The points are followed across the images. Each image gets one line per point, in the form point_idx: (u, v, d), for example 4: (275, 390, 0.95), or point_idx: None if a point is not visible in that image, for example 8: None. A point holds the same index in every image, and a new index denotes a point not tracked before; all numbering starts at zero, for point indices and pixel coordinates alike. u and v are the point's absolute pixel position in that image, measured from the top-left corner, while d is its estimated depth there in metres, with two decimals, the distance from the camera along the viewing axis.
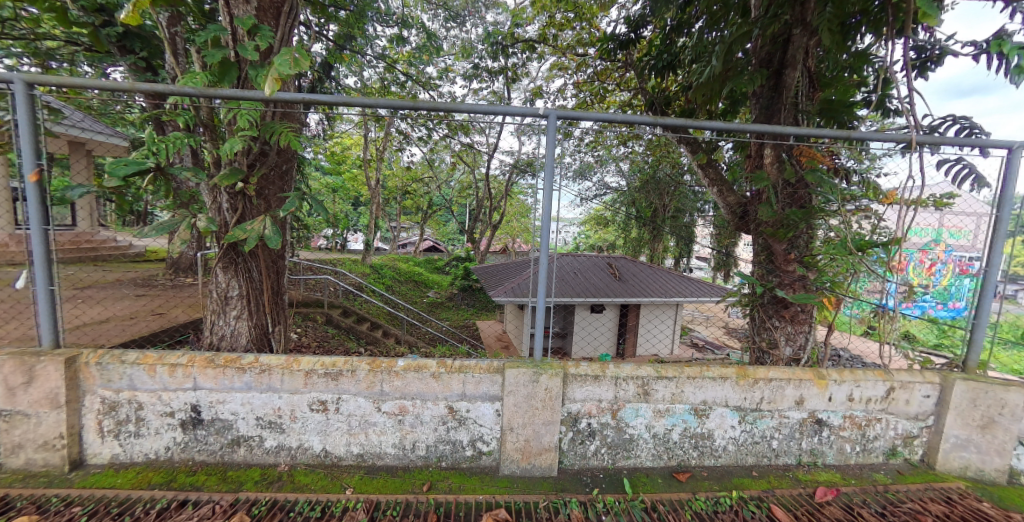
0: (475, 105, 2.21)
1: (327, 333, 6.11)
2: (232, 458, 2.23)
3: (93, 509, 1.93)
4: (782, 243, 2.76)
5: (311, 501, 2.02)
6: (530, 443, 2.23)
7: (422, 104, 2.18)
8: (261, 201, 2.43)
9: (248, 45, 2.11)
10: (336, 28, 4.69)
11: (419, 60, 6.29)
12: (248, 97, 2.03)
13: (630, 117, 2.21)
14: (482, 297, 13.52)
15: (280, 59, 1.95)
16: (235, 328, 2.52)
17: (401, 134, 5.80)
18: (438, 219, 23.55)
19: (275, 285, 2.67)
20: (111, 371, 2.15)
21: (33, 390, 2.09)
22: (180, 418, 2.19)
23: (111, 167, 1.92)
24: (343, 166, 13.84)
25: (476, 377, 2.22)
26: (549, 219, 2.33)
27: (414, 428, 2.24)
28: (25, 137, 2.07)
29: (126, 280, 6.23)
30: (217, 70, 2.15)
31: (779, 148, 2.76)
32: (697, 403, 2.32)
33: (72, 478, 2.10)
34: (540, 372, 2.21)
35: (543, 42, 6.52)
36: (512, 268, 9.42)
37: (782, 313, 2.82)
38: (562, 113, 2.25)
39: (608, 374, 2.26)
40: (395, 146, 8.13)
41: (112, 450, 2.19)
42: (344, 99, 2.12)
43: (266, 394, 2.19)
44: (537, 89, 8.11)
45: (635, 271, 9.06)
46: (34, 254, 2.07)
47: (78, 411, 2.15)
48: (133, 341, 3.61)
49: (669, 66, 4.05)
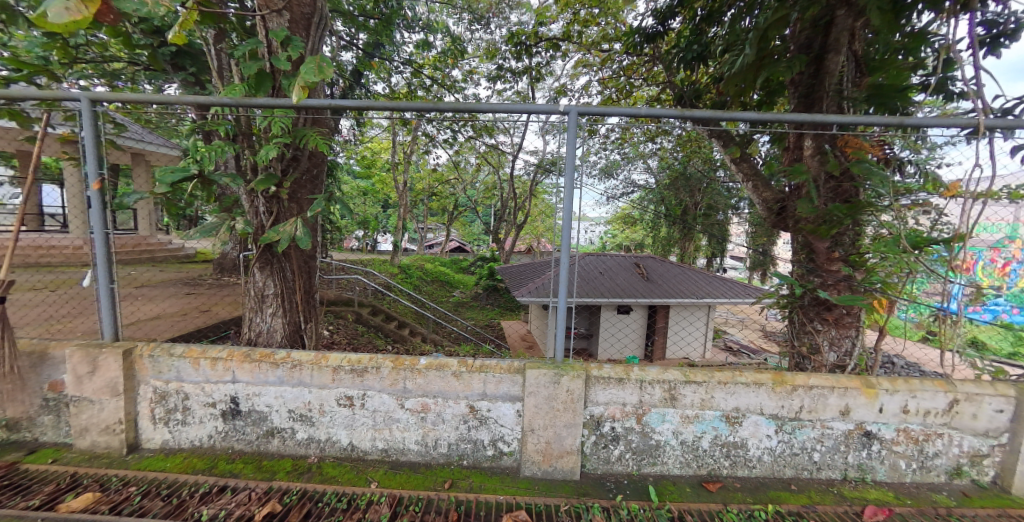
0: (494, 105, 2.25)
1: (357, 331, 6.29)
2: (267, 448, 2.35)
3: (146, 489, 2.08)
4: (824, 240, 2.66)
5: (339, 493, 2.11)
6: (550, 445, 2.25)
7: (443, 105, 2.23)
8: (293, 204, 2.55)
9: (282, 56, 2.22)
10: (365, 35, 4.85)
11: (445, 64, 6.38)
12: (281, 105, 2.15)
13: (659, 112, 2.21)
14: (507, 298, 13.56)
15: (305, 67, 2.02)
16: (270, 325, 2.65)
17: (427, 135, 5.87)
18: (463, 220, 23.78)
19: (307, 285, 2.79)
20: (161, 363, 2.31)
21: (96, 379, 2.26)
22: (221, 409, 2.32)
23: (159, 175, 2.06)
24: (372, 170, 14.21)
25: (497, 377, 2.27)
26: (569, 218, 2.35)
27: (435, 426, 2.31)
28: (88, 149, 2.25)
29: (177, 279, 6.62)
30: (253, 81, 2.28)
31: (820, 139, 2.63)
32: (729, 410, 2.28)
33: (128, 460, 2.27)
34: (561, 373, 2.23)
35: (568, 40, 6.47)
36: (537, 268, 9.39)
37: (825, 316, 2.73)
38: (583, 109, 2.25)
39: (633, 377, 2.26)
40: (421, 147, 8.28)
41: (163, 436, 2.35)
42: (362, 104, 2.18)
43: (297, 388, 2.30)
44: (561, 88, 8.05)
45: (662, 272, 8.91)
46: (96, 255, 2.25)
47: (134, 398, 2.32)
48: (181, 335, 3.81)
49: (699, 57, 3.96)
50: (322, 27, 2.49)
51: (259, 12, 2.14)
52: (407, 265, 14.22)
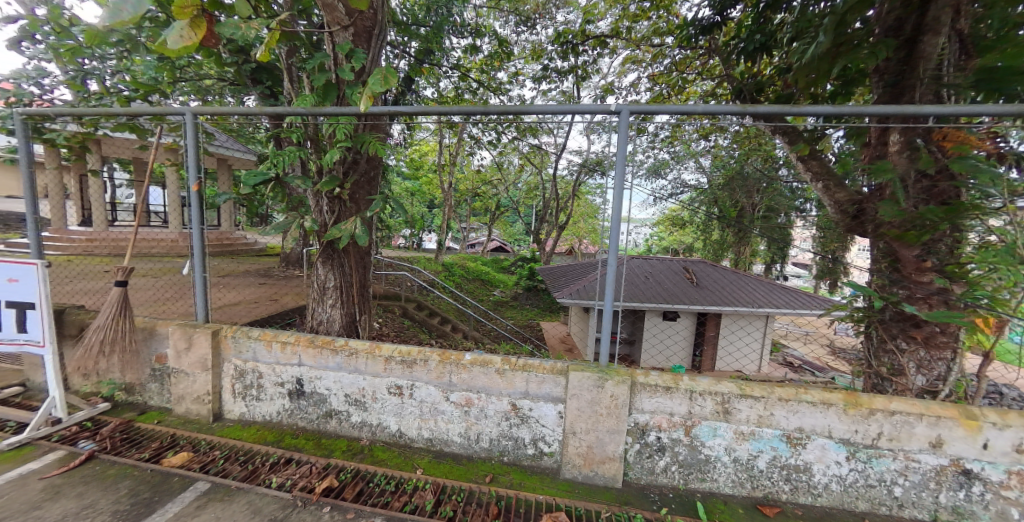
0: (543, 106, 2.29)
1: (404, 324, 6.57)
2: (325, 428, 2.54)
3: (227, 454, 2.34)
4: (913, 248, 2.40)
5: (388, 475, 2.25)
6: (592, 449, 2.27)
7: (493, 107, 2.32)
8: (353, 204, 2.76)
9: (346, 67, 2.40)
10: (417, 44, 5.05)
11: (491, 67, 6.50)
12: (346, 112, 2.31)
13: (716, 108, 2.16)
14: (548, 299, 13.53)
15: (373, 79, 2.16)
16: (330, 315, 2.88)
17: (473, 138, 5.97)
18: (505, 220, 24.00)
19: (362, 279, 3.00)
20: (241, 343, 2.57)
21: (190, 354, 2.57)
22: (288, 388, 2.55)
23: (244, 178, 2.32)
24: (420, 171, 14.72)
25: (540, 377, 2.31)
26: (617, 220, 2.35)
27: (478, 420, 2.39)
28: (189, 156, 2.55)
29: (249, 269, 7.26)
30: (321, 91, 2.49)
31: (911, 133, 2.39)
32: (791, 429, 2.18)
33: (214, 427, 2.57)
34: (606, 378, 2.23)
35: (616, 37, 6.35)
36: (581, 269, 9.25)
37: (911, 334, 2.47)
38: (635, 108, 2.24)
39: (682, 387, 2.22)
40: (467, 149, 8.46)
41: (240, 409, 2.62)
42: (420, 110, 2.30)
43: (353, 375, 2.47)
44: (609, 86, 7.91)
45: (713, 277, 8.53)
46: (194, 248, 2.56)
47: (219, 373, 2.60)
48: (255, 320, 4.12)
49: (762, 47, 3.73)
50: (381, 35, 2.61)
51: (328, 30, 2.31)
52: (451, 263, 14.58)
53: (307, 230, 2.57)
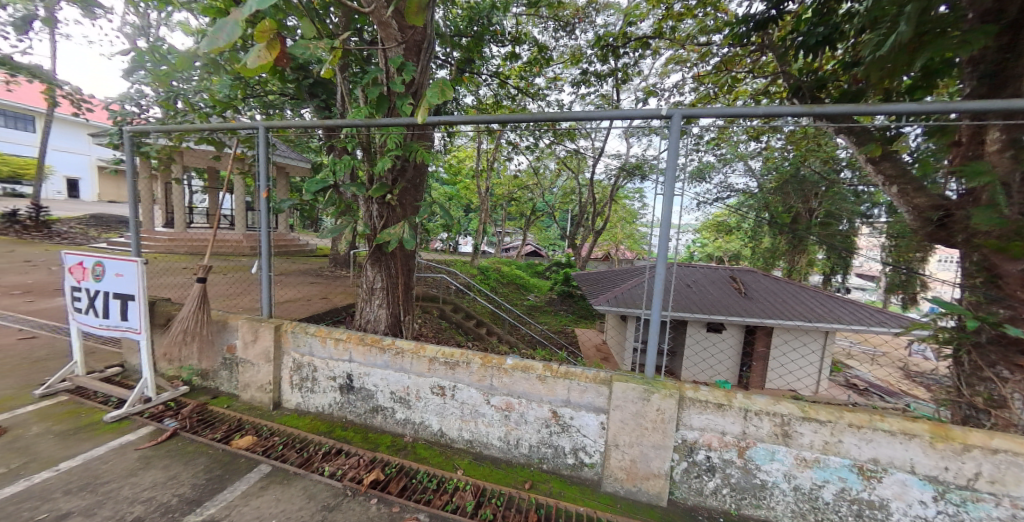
0: (588, 112, 2.30)
1: (441, 325, 6.73)
2: (372, 423, 2.66)
3: (285, 441, 2.52)
4: (1018, 263, 2.09)
5: (430, 473, 2.32)
6: (635, 464, 2.23)
7: (539, 115, 2.37)
8: (400, 209, 2.94)
9: (397, 80, 2.57)
10: (458, 54, 5.18)
11: (529, 73, 6.56)
12: (398, 123, 2.42)
13: (778, 109, 2.08)
14: (583, 305, 13.38)
15: (430, 91, 2.24)
16: (376, 314, 3.05)
17: (510, 143, 6.03)
18: (540, 225, 23.97)
19: (406, 281, 3.18)
20: (299, 338, 2.75)
21: (256, 346, 2.79)
22: (339, 383, 2.69)
23: (306, 185, 2.52)
24: (458, 176, 15.04)
25: (582, 385, 2.30)
26: (666, 226, 2.34)
27: (518, 426, 2.42)
28: (262, 166, 2.80)
29: (301, 268, 7.71)
30: (375, 103, 2.66)
31: (1016, 129, 2.18)
32: (863, 460, 2.02)
33: (274, 415, 2.77)
34: (652, 391, 2.18)
35: (659, 38, 6.21)
36: (619, 276, 9.01)
37: (1015, 362, 2.15)
38: (688, 112, 2.20)
39: (736, 404, 2.13)
40: (505, 154, 8.56)
41: (297, 399, 2.81)
42: (468, 119, 2.38)
43: (399, 373, 2.57)
44: (650, 88, 7.74)
45: (763, 287, 8.12)
46: (261, 249, 2.77)
47: (279, 365, 2.81)
48: (308, 317, 4.36)
49: (824, 40, 3.49)
50: (429, 49, 2.73)
51: (382, 47, 2.50)
52: (486, 267, 14.75)
53: (359, 234, 2.73)
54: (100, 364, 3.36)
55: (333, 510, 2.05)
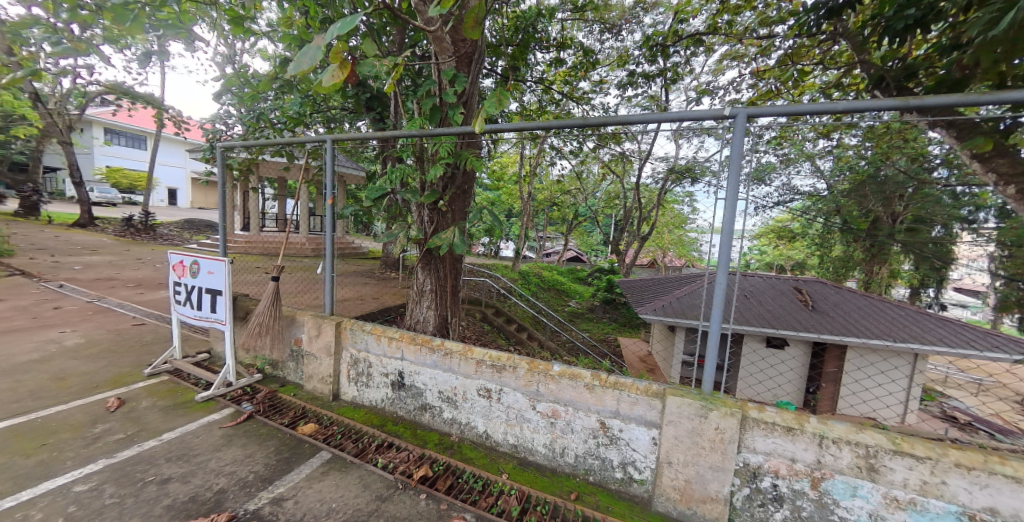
0: (642, 116, 2.27)
1: (484, 328, 6.82)
2: (420, 420, 2.77)
3: (342, 431, 2.68)
4: None
5: (476, 474, 2.38)
6: (690, 485, 2.15)
7: (593, 119, 2.36)
8: (451, 214, 3.11)
9: (450, 91, 2.73)
10: (503, 62, 5.27)
11: (574, 78, 6.55)
12: (452, 132, 2.50)
13: (861, 104, 1.88)
14: (626, 313, 13.05)
15: (488, 101, 2.35)
16: (425, 316, 3.27)
17: (553, 147, 6.01)
18: (583, 230, 23.68)
19: (454, 284, 3.37)
20: (356, 334, 2.92)
21: (318, 341, 3.01)
22: (391, 380, 2.83)
23: (367, 192, 2.68)
24: (501, 182, 15.24)
25: (632, 397, 2.26)
26: (728, 232, 2.23)
27: (564, 434, 2.41)
28: (329, 175, 3.00)
29: (353, 270, 8.12)
30: (428, 113, 2.82)
31: None
32: (976, 508, 1.79)
33: (333, 406, 2.96)
34: (710, 408, 2.09)
35: (713, 33, 5.95)
36: (664, 284, 8.53)
37: None
38: (753, 111, 2.11)
39: (808, 430, 1.98)
40: (549, 159, 8.55)
41: (353, 392, 2.98)
42: (521, 126, 2.46)
43: (447, 374, 2.65)
44: (702, 86, 7.44)
45: (841, 299, 6.61)
46: (325, 251, 2.96)
47: (338, 359, 2.99)
48: (365, 315, 4.62)
49: (917, 25, 2.92)
50: (480, 61, 2.86)
51: (435, 61, 2.61)
52: (527, 271, 14.81)
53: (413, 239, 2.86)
54: (192, 350, 3.76)
55: (386, 501, 2.17)
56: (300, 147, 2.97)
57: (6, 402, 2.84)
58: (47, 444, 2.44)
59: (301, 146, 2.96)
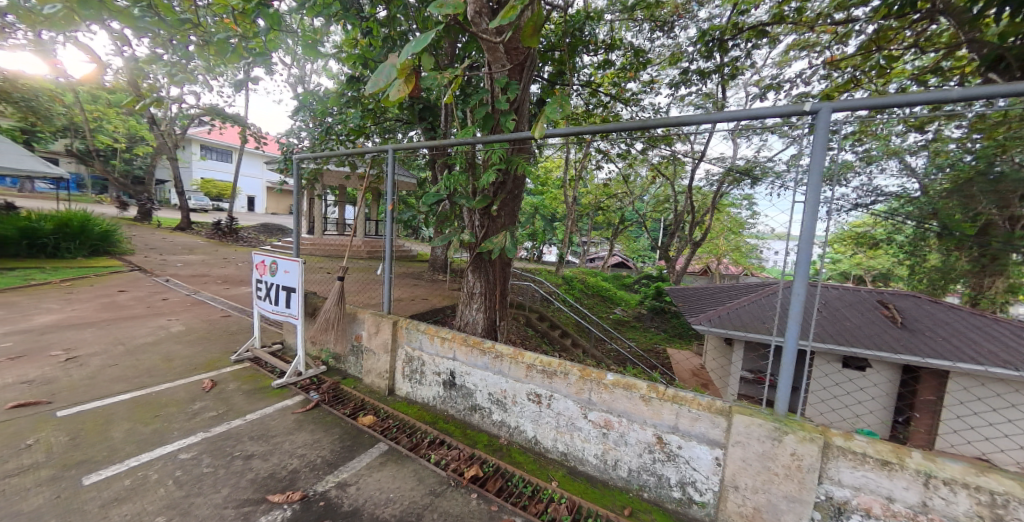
0: (708, 116, 2.17)
1: (529, 333, 6.84)
2: (470, 420, 2.83)
3: (397, 424, 2.81)
4: None
5: (526, 478, 2.40)
6: (759, 512, 2.03)
7: (653, 121, 2.31)
8: (500, 219, 3.22)
9: (502, 99, 2.87)
10: (550, 68, 5.27)
11: (622, 79, 6.44)
12: (507, 138, 2.49)
13: (981, 91, 1.69)
14: (676, 323, 12.52)
15: (551, 106, 2.29)
16: (475, 318, 3.37)
17: (600, 151, 5.93)
18: (630, 236, 23.06)
19: (502, 288, 3.44)
20: (411, 333, 3.04)
21: (377, 338, 3.18)
22: (443, 378, 2.92)
23: (424, 198, 2.79)
24: (546, 187, 15.23)
25: (693, 412, 2.17)
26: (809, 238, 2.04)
27: (617, 446, 2.37)
28: (388, 183, 3.12)
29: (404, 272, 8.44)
30: (482, 120, 2.96)
31: None
32: None
33: (388, 399, 3.11)
34: (784, 430, 1.96)
35: (777, 24, 5.58)
36: (718, 294, 7.94)
37: None
38: (840, 106, 1.94)
39: (909, 466, 1.79)
40: (595, 162, 8.44)
41: (407, 388, 3.11)
42: (577, 130, 2.46)
43: (497, 376, 2.70)
44: (764, 80, 7.01)
45: (938, 319, 5.68)
46: (385, 254, 3.11)
47: (394, 356, 3.14)
48: (418, 315, 4.79)
49: None
50: (533, 68, 2.91)
51: (490, 71, 2.74)
52: (571, 277, 14.67)
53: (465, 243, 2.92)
54: (269, 340, 4.11)
55: (439, 496, 2.24)
56: (366, 156, 3.11)
57: (128, 377, 3.26)
58: (159, 416, 2.77)
59: (366, 155, 3.09)
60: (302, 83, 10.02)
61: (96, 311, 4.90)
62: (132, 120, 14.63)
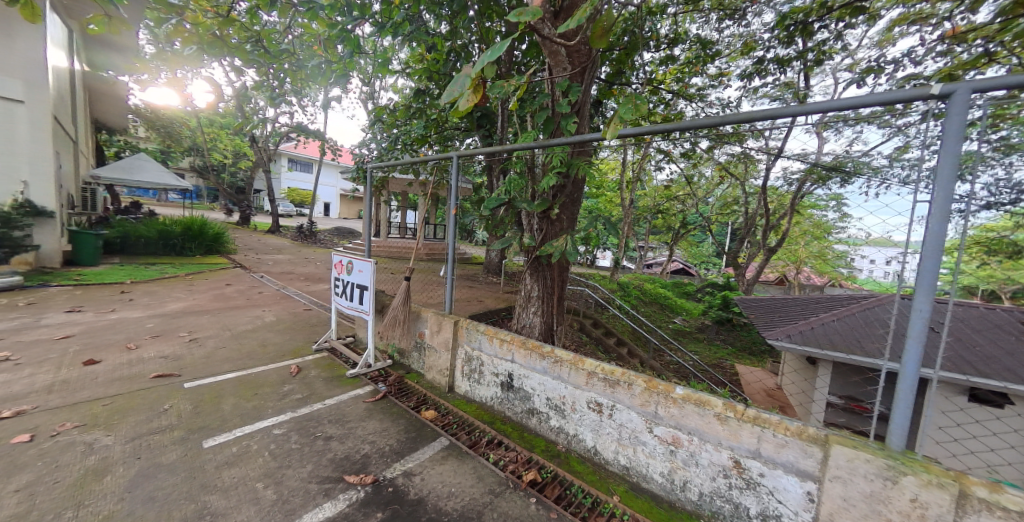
0: (803, 107, 1.99)
1: (583, 340, 6.77)
2: (527, 423, 2.87)
3: (457, 421, 2.91)
4: None
5: (585, 488, 2.38)
6: None
7: (732, 116, 2.18)
8: (559, 223, 3.23)
9: (563, 102, 2.89)
10: (608, 69, 5.19)
11: (687, 73, 6.18)
12: (573, 141, 2.46)
13: None
14: (745, 337, 11.66)
15: (623, 106, 2.17)
16: (531, 321, 3.41)
17: (661, 151, 5.72)
18: (693, 240, 21.91)
19: (560, 291, 3.47)
20: (471, 333, 3.14)
21: (438, 336, 3.32)
22: (502, 380, 2.98)
23: (486, 204, 2.83)
24: (602, 189, 14.99)
25: (778, 437, 2.02)
26: (939, 241, 1.77)
27: (687, 467, 2.27)
28: (453, 189, 3.20)
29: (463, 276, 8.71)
30: (542, 124, 3.00)
31: None
32: None
33: (449, 396, 3.23)
34: (901, 470, 1.75)
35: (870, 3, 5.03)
36: (794, 306, 7.24)
37: None
38: (982, 85, 1.68)
39: None
40: (657, 161, 8.18)
41: (465, 387, 3.21)
42: (648, 129, 2.39)
43: (556, 381, 2.70)
44: (855, 63, 6.36)
45: None
46: (448, 256, 3.23)
47: (455, 354, 3.26)
48: (479, 315, 4.93)
49: None
50: (595, 71, 2.93)
51: (552, 76, 2.80)
52: (627, 283, 14.28)
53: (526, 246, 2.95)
54: (344, 333, 4.43)
55: (498, 496, 2.28)
56: (437, 161, 3.23)
57: (233, 358, 3.69)
58: (258, 394, 3.10)
59: (436, 160, 3.21)
60: (373, 99, 10.71)
61: (210, 300, 5.61)
62: (229, 135, 16.54)
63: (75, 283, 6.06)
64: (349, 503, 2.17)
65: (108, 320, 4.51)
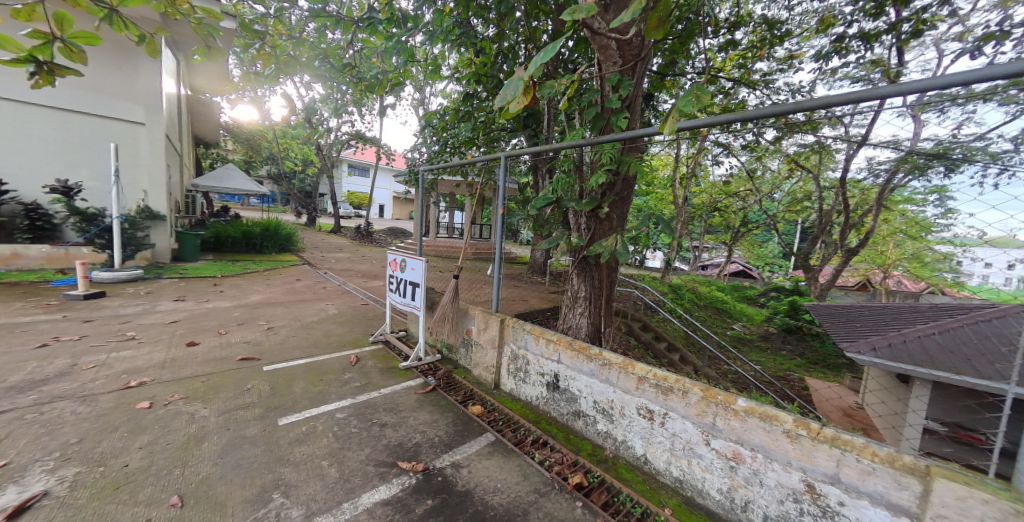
0: (899, 87, 1.81)
1: (630, 343, 6.61)
2: (573, 425, 2.86)
3: (503, 418, 2.97)
4: None
5: (634, 497, 2.33)
6: None
7: (808, 102, 2.02)
8: (608, 221, 3.19)
9: (614, 97, 2.86)
10: (661, 60, 5.00)
11: (750, 60, 5.80)
12: (625, 137, 2.40)
13: None
14: (815, 346, 10.75)
15: (685, 100, 2.10)
16: (578, 322, 3.40)
17: (718, 144, 5.41)
18: (755, 241, 20.50)
19: (609, 292, 3.42)
20: (518, 332, 3.18)
21: (485, 334, 3.40)
22: (547, 380, 2.99)
23: (534, 203, 2.84)
24: (653, 186, 14.51)
25: (864, 464, 1.87)
26: None
27: (750, 486, 2.15)
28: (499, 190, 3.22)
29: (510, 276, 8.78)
30: (591, 120, 2.98)
31: None
32: None
33: (495, 393, 3.29)
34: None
35: None
36: (882, 315, 6.53)
37: None
38: None
39: None
40: (714, 155, 7.80)
41: (511, 385, 3.25)
42: (708, 121, 2.29)
43: (604, 384, 2.67)
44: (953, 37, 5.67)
45: None
46: (495, 254, 3.29)
47: (501, 353, 3.32)
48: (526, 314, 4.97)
49: None
50: (648, 63, 2.88)
51: (603, 72, 2.79)
52: (678, 284, 13.73)
53: (573, 246, 2.92)
54: (398, 328, 4.63)
55: (544, 496, 2.30)
56: (486, 160, 3.26)
57: (302, 346, 3.99)
58: (322, 380, 3.33)
59: (485, 159, 3.24)
60: (424, 103, 11.09)
61: (284, 293, 6.10)
62: (295, 142, 17.82)
63: (179, 276, 6.80)
64: (403, 488, 2.28)
65: (202, 308, 5.03)
